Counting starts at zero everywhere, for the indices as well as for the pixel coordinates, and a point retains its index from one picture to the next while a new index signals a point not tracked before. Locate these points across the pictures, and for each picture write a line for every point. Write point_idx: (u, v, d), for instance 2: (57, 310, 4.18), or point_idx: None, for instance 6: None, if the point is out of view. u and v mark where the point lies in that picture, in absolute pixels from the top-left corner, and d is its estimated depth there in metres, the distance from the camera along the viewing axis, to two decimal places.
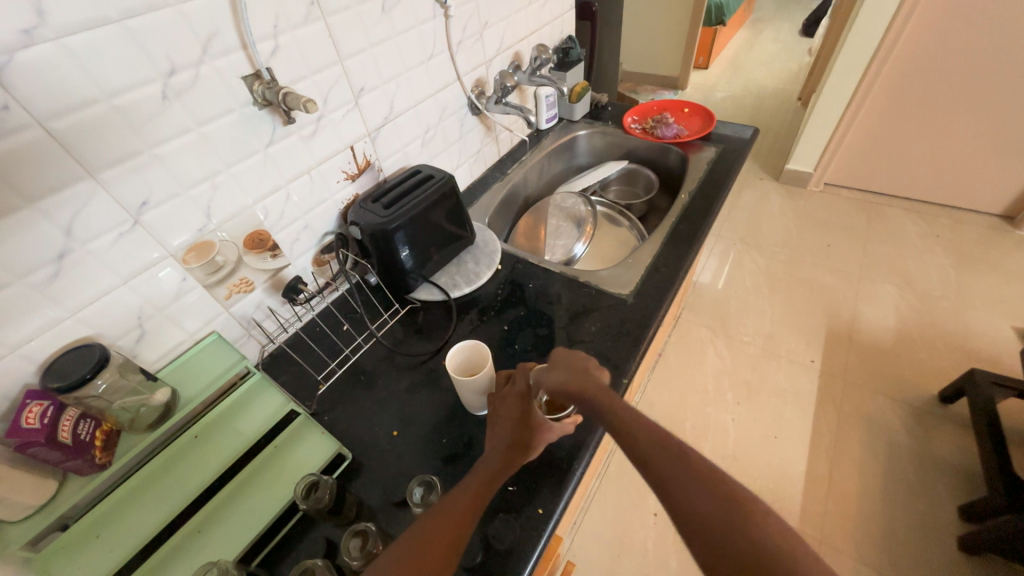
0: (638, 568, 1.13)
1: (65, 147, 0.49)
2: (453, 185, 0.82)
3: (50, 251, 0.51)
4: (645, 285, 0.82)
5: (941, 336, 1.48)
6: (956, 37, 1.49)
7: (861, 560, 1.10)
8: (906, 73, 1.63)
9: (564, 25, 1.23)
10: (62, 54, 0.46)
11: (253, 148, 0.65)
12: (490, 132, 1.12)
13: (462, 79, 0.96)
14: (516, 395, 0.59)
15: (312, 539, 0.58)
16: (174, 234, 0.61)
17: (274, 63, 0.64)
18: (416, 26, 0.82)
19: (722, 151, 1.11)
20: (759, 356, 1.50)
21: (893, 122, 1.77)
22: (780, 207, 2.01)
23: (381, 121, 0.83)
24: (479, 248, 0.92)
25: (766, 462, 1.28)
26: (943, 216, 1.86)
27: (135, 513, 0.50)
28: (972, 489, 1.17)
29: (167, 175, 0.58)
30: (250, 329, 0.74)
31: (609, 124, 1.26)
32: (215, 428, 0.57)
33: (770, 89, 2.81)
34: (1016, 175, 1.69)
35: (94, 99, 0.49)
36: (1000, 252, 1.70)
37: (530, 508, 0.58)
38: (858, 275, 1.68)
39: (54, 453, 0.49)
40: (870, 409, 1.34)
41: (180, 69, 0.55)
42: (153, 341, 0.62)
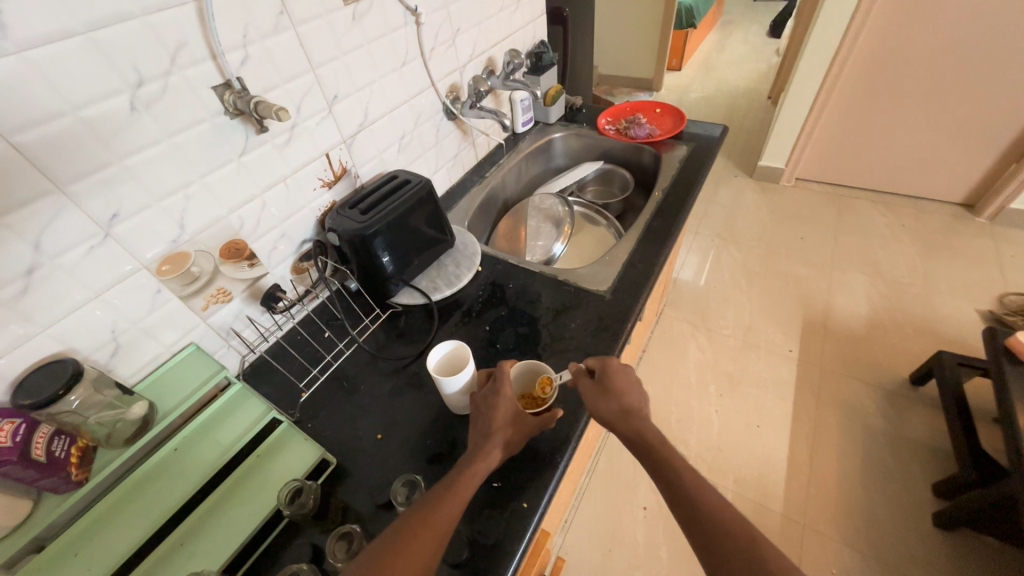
0: (628, 563, 1.14)
1: (31, 160, 0.48)
2: (430, 189, 0.82)
3: (18, 266, 0.50)
4: (622, 281, 0.84)
5: (910, 321, 1.54)
6: (911, 35, 1.57)
7: (845, 542, 1.13)
8: (866, 71, 1.71)
9: (536, 31, 1.26)
10: (25, 67, 0.46)
11: (226, 157, 0.65)
12: (467, 136, 1.13)
13: (437, 84, 0.98)
14: (502, 393, 0.60)
15: (297, 545, 0.58)
16: (148, 246, 0.60)
17: (245, 72, 0.64)
18: (388, 34, 0.83)
19: (693, 149, 1.14)
20: (739, 348, 1.53)
21: (857, 119, 1.84)
22: (755, 203, 2.07)
23: (356, 128, 0.83)
24: (458, 251, 0.93)
25: (750, 450, 1.30)
26: (908, 207, 1.94)
27: (112, 529, 0.50)
28: (945, 467, 1.22)
29: (139, 188, 0.57)
30: (229, 340, 0.73)
31: (584, 126, 1.29)
32: (196, 441, 0.57)
33: (741, 89, 2.89)
34: (974, 165, 1.78)
35: (60, 112, 0.49)
36: (962, 239, 1.78)
37: (515, 503, 0.58)
38: (831, 266, 1.74)
39: (27, 471, 0.47)
40: (846, 395, 1.39)
41: (148, 80, 0.55)
42: (129, 355, 0.62)
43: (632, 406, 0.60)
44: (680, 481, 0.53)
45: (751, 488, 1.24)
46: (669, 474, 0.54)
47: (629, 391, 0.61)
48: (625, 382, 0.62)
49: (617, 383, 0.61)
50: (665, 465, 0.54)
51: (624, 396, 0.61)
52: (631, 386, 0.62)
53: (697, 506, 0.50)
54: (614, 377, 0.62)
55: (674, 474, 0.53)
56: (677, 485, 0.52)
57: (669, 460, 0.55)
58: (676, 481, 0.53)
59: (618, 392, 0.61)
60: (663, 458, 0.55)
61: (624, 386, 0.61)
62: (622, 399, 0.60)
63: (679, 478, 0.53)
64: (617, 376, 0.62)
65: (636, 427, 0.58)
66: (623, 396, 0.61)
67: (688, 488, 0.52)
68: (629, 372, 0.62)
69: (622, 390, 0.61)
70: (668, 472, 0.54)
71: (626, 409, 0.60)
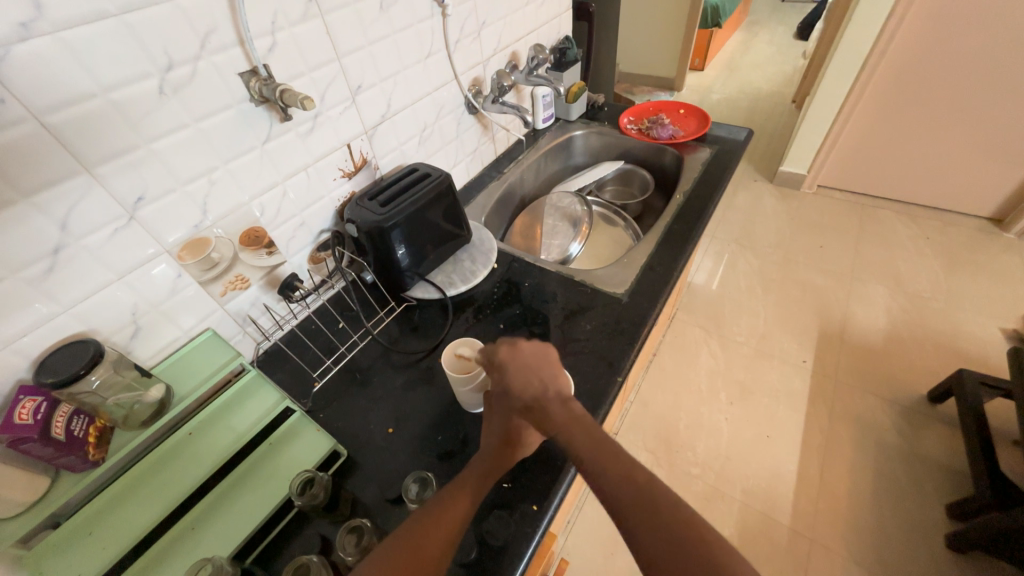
0: (630, 567, 1.14)
1: (61, 141, 0.48)
2: (450, 184, 0.82)
3: (45, 245, 0.50)
4: (640, 284, 0.83)
5: (930, 336, 1.50)
6: (951, 38, 1.50)
7: (852, 559, 1.11)
8: (900, 74, 1.64)
9: (561, 26, 1.23)
10: (59, 47, 0.46)
11: (250, 144, 0.65)
12: (487, 131, 1.12)
13: (460, 77, 0.97)
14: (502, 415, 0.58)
15: (306, 535, 0.58)
16: (170, 230, 0.61)
17: (272, 60, 0.64)
18: (414, 24, 0.82)
19: (716, 152, 1.12)
20: (752, 356, 1.51)
21: (885, 126, 1.79)
22: (774, 208, 2.03)
23: (378, 119, 0.83)
24: (475, 247, 0.93)
25: (759, 461, 1.29)
26: (933, 219, 1.89)
27: (124, 512, 0.50)
28: (960, 488, 1.19)
29: (164, 172, 0.57)
30: (245, 326, 0.74)
31: (605, 124, 1.27)
32: (209, 425, 0.58)
33: (765, 91, 2.83)
34: (1004, 177, 1.72)
35: (91, 93, 0.49)
36: (988, 254, 1.73)
37: (524, 505, 0.58)
38: (850, 277, 1.70)
39: (47, 449, 0.48)
40: (861, 409, 1.36)
41: (177, 64, 0.55)
42: (148, 337, 0.62)
43: (550, 386, 0.57)
44: (626, 500, 0.44)
45: (758, 499, 1.22)
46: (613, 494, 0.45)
47: (535, 377, 0.58)
48: (535, 365, 0.59)
49: (523, 367, 0.58)
50: (604, 482, 0.46)
51: (549, 380, 0.57)
52: (551, 362, 0.60)
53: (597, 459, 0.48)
54: (514, 368, 0.58)
55: (616, 494, 0.45)
56: (623, 506, 0.44)
57: (607, 465, 0.47)
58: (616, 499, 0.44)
59: (518, 389, 0.57)
60: (603, 471, 0.46)
61: (524, 373, 0.58)
62: (546, 386, 0.57)
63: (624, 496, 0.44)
64: (519, 369, 0.58)
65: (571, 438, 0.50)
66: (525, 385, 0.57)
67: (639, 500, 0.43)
68: (518, 354, 0.59)
69: (521, 380, 0.57)
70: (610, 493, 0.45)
71: (564, 394, 0.56)
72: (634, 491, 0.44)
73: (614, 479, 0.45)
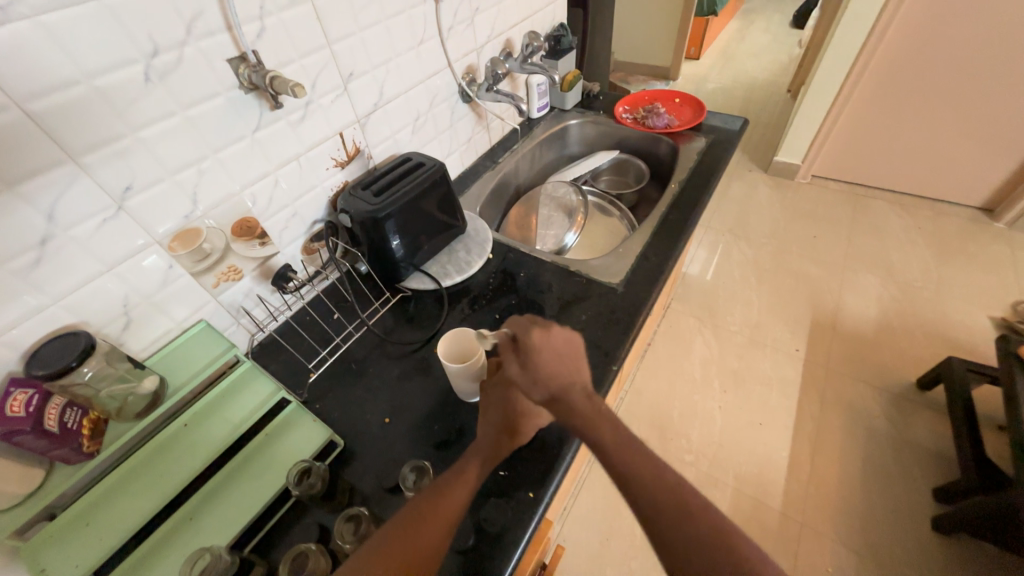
0: (625, 553, 1.15)
1: (45, 129, 0.47)
2: (444, 173, 0.81)
3: (32, 236, 0.50)
4: (634, 274, 0.83)
5: (920, 325, 1.52)
6: (946, 27, 1.49)
7: (840, 542, 1.13)
8: (896, 63, 1.63)
9: (556, 13, 1.22)
10: (39, 31, 0.45)
11: (239, 133, 0.64)
12: (481, 120, 1.11)
13: (453, 65, 0.95)
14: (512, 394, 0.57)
15: (305, 524, 0.59)
16: (160, 221, 0.60)
17: (261, 46, 0.62)
18: (406, 10, 0.80)
19: (711, 142, 1.11)
20: (745, 345, 1.52)
21: (880, 115, 1.79)
22: (768, 198, 2.03)
23: (371, 107, 0.82)
24: (470, 237, 0.92)
25: (751, 448, 1.30)
26: (924, 209, 1.90)
27: (119, 505, 0.50)
28: (947, 474, 1.21)
29: (152, 161, 0.56)
30: (239, 318, 0.73)
31: (600, 114, 1.26)
32: (204, 416, 0.57)
33: (760, 81, 2.82)
34: (995, 167, 1.73)
35: (74, 79, 0.48)
36: (979, 244, 1.75)
37: (521, 492, 0.58)
38: (843, 267, 1.72)
39: (41, 441, 0.47)
40: (852, 397, 1.38)
41: (163, 50, 0.53)
42: (140, 329, 0.62)
43: (576, 380, 0.54)
44: (662, 509, 0.44)
45: (750, 485, 1.24)
46: (647, 501, 0.45)
47: (565, 366, 0.54)
48: (564, 354, 0.55)
49: (554, 354, 0.54)
50: (638, 489, 0.46)
51: (576, 373, 0.54)
52: (579, 351, 0.56)
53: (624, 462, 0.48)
54: (543, 356, 0.54)
55: (653, 501, 0.45)
56: (659, 514, 0.44)
57: (641, 472, 0.47)
58: (647, 505, 0.45)
59: (545, 379, 0.53)
60: (638, 478, 0.46)
61: (552, 360, 0.54)
62: (574, 377, 0.54)
63: (659, 504, 0.45)
64: (548, 354, 0.54)
65: (603, 442, 0.49)
66: (553, 373, 0.54)
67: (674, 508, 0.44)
68: (551, 338, 0.55)
69: (550, 369, 0.54)
70: (643, 499, 0.45)
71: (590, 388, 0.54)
72: (665, 496, 0.45)
73: (648, 488, 0.46)
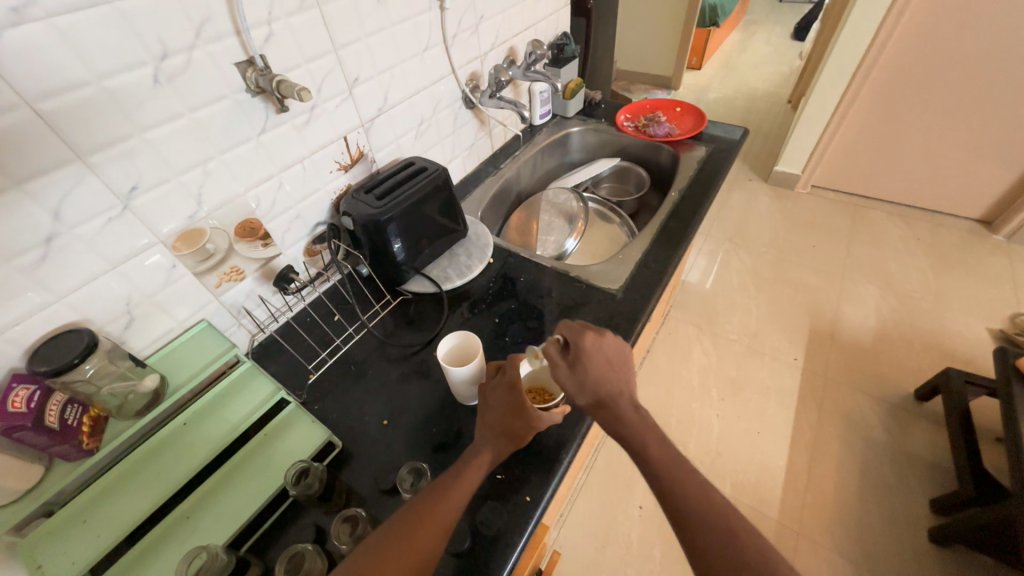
0: (621, 560, 1.15)
1: (54, 129, 0.48)
2: (446, 178, 0.82)
3: (37, 234, 0.50)
4: (634, 281, 0.84)
5: (919, 336, 1.52)
6: (945, 41, 1.52)
7: (837, 552, 1.13)
8: (896, 76, 1.65)
9: (559, 22, 1.23)
10: (51, 33, 0.45)
11: (245, 135, 0.65)
12: (484, 126, 1.12)
13: (457, 72, 0.97)
14: (514, 385, 0.58)
15: (301, 525, 0.59)
16: (164, 221, 0.60)
17: (268, 50, 0.63)
18: (411, 17, 0.82)
19: (712, 151, 1.12)
20: (744, 353, 1.53)
21: (879, 127, 1.80)
22: (768, 208, 2.05)
23: (375, 112, 0.83)
24: (471, 241, 0.93)
25: (748, 456, 1.30)
26: (923, 220, 1.91)
27: (117, 502, 0.50)
28: (945, 485, 1.21)
29: (158, 161, 0.57)
30: (240, 318, 0.74)
31: (602, 122, 1.28)
32: (204, 416, 0.58)
33: (761, 91, 2.85)
34: (994, 180, 1.75)
35: (84, 80, 0.49)
36: (977, 256, 1.75)
37: (518, 496, 0.59)
38: (842, 277, 1.72)
39: (41, 437, 0.48)
40: (850, 407, 1.38)
41: (172, 53, 0.54)
42: (141, 327, 0.62)
43: (624, 389, 0.55)
44: (703, 523, 0.46)
45: (747, 493, 1.24)
46: (689, 511, 0.47)
47: (614, 376, 0.55)
48: (615, 362, 0.55)
49: (606, 364, 0.55)
50: (681, 500, 0.48)
51: (624, 382, 0.55)
52: (628, 361, 0.57)
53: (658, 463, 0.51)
54: (593, 365, 0.54)
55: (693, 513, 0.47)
56: (699, 527, 0.46)
57: (684, 484, 0.49)
58: (676, 502, 0.48)
59: (593, 386, 0.54)
60: (681, 489, 0.48)
61: (603, 368, 0.54)
62: (624, 388, 0.55)
63: (701, 516, 0.46)
64: (600, 362, 0.54)
65: (648, 450, 0.52)
66: (604, 381, 0.54)
67: (715, 522, 0.46)
68: (603, 347, 0.55)
69: (599, 376, 0.54)
70: (680, 504, 0.48)
71: (638, 400, 0.56)
72: (693, 496, 0.48)
73: (678, 486, 0.49)
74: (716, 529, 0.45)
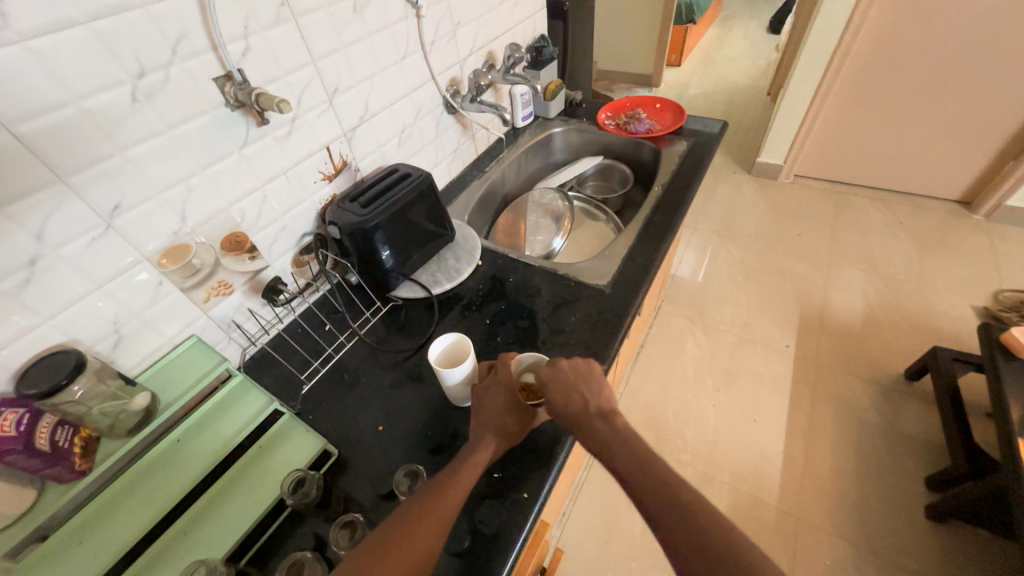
0: (626, 556, 1.15)
1: (34, 151, 0.48)
2: (430, 183, 0.83)
3: (21, 257, 0.50)
4: (622, 275, 0.85)
5: (906, 317, 1.55)
6: (913, 29, 1.56)
7: (837, 534, 1.14)
8: (870, 63, 1.69)
9: (536, 25, 1.25)
10: (26, 56, 0.46)
11: (227, 149, 0.65)
12: (466, 131, 1.13)
13: (437, 78, 0.98)
14: (501, 382, 0.60)
15: (301, 534, 0.59)
16: (150, 238, 0.60)
17: (246, 64, 0.64)
18: (388, 26, 0.82)
19: (692, 145, 1.14)
20: (736, 343, 1.54)
21: (856, 115, 1.84)
22: (752, 199, 2.08)
23: (357, 121, 0.83)
24: (459, 245, 0.94)
25: (746, 444, 1.32)
26: (904, 203, 1.95)
27: (114, 522, 0.51)
28: (939, 462, 1.23)
29: (141, 179, 0.57)
30: (230, 332, 0.74)
31: (584, 121, 1.29)
32: (198, 431, 0.58)
33: (741, 85, 2.89)
34: (970, 162, 1.79)
35: (62, 102, 0.49)
36: (958, 235, 1.79)
37: (515, 493, 0.59)
38: (828, 263, 1.75)
39: (33, 461, 0.47)
40: (842, 390, 1.40)
41: (149, 71, 0.55)
42: (131, 346, 0.62)
43: (589, 405, 0.57)
44: (675, 526, 0.45)
45: (746, 481, 1.25)
46: (659, 513, 0.47)
47: (575, 394, 0.58)
48: (575, 381, 0.59)
49: (563, 386, 0.58)
50: (653, 503, 0.48)
51: (589, 397, 0.58)
52: (591, 377, 0.59)
53: (627, 467, 0.51)
54: (553, 388, 0.58)
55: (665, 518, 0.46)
56: (673, 530, 0.45)
57: (655, 485, 0.49)
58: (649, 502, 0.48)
59: (559, 410, 0.57)
60: (650, 491, 0.48)
61: (563, 389, 0.58)
62: (587, 402, 0.57)
63: (670, 516, 0.46)
64: (557, 385, 0.58)
65: (615, 459, 0.53)
66: (567, 401, 0.57)
67: (688, 522, 0.45)
68: (558, 370, 0.59)
69: (563, 397, 0.58)
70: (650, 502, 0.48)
71: (606, 409, 0.57)
72: (664, 494, 0.47)
73: (649, 487, 0.49)
74: (686, 522, 0.45)
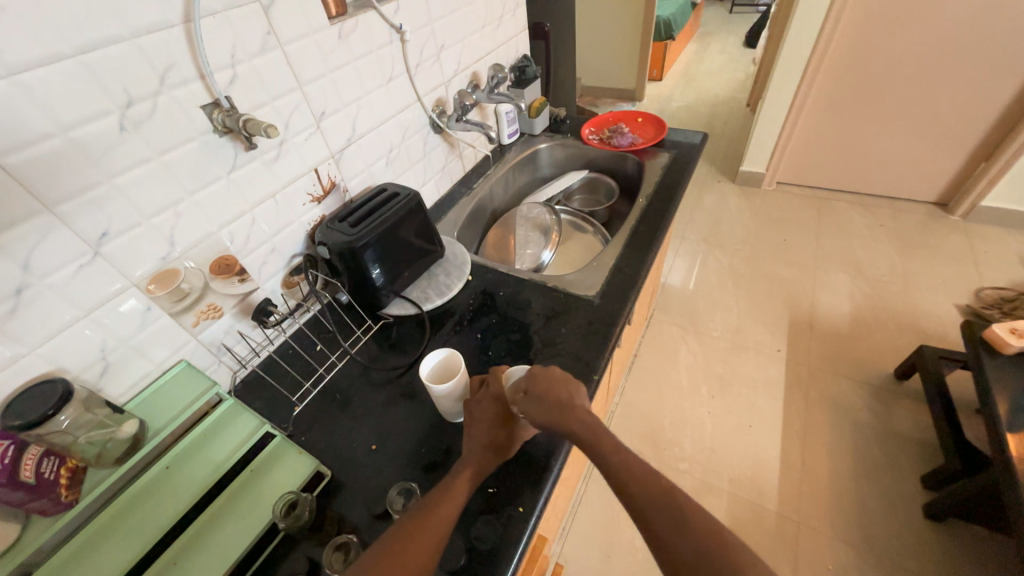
0: (628, 569, 1.14)
1: (21, 181, 0.49)
2: (419, 202, 0.84)
3: (6, 286, 0.50)
4: (610, 286, 0.86)
5: (892, 317, 1.58)
6: (880, 40, 1.63)
7: (838, 537, 1.14)
8: (842, 73, 1.76)
9: (519, 46, 1.29)
10: (15, 89, 0.46)
11: (215, 174, 0.66)
12: (454, 149, 1.15)
13: (423, 99, 1.00)
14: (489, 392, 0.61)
15: (293, 558, 0.57)
16: (137, 264, 0.61)
17: (233, 91, 0.65)
18: (373, 51, 0.85)
19: (675, 156, 1.17)
20: (729, 349, 1.56)
21: (832, 123, 1.90)
22: (737, 207, 2.12)
23: (345, 142, 0.85)
24: (449, 261, 0.94)
25: (742, 450, 1.32)
26: (884, 207, 2.01)
27: (101, 555, 0.49)
28: (933, 460, 1.24)
29: (129, 206, 0.58)
30: (220, 356, 0.74)
31: (568, 136, 1.32)
32: (188, 457, 0.58)
33: (721, 97, 2.97)
34: (945, 164, 1.84)
35: (50, 132, 0.50)
36: (938, 236, 1.84)
37: (510, 507, 0.59)
38: (814, 267, 1.78)
39: (16, 494, 0.46)
40: (835, 392, 1.41)
41: (137, 101, 0.55)
42: (119, 374, 0.61)
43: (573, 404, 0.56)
44: (670, 538, 0.43)
45: (745, 488, 1.25)
46: (651, 516, 0.45)
47: (560, 390, 0.57)
48: (561, 383, 0.58)
49: (549, 383, 0.57)
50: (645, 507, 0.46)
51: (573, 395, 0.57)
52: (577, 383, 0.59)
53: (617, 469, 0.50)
54: (539, 383, 0.58)
55: (676, 545, 0.43)
56: (667, 544, 0.43)
57: (646, 487, 0.47)
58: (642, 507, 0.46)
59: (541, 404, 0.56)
60: (642, 494, 0.47)
61: (549, 388, 0.57)
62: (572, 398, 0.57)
63: (663, 521, 0.44)
64: (544, 375, 0.58)
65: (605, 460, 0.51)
66: (551, 391, 0.56)
67: (681, 531, 0.43)
68: (548, 371, 0.59)
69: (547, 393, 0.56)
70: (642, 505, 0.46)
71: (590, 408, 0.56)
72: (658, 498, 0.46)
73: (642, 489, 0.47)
74: (679, 528, 0.43)
